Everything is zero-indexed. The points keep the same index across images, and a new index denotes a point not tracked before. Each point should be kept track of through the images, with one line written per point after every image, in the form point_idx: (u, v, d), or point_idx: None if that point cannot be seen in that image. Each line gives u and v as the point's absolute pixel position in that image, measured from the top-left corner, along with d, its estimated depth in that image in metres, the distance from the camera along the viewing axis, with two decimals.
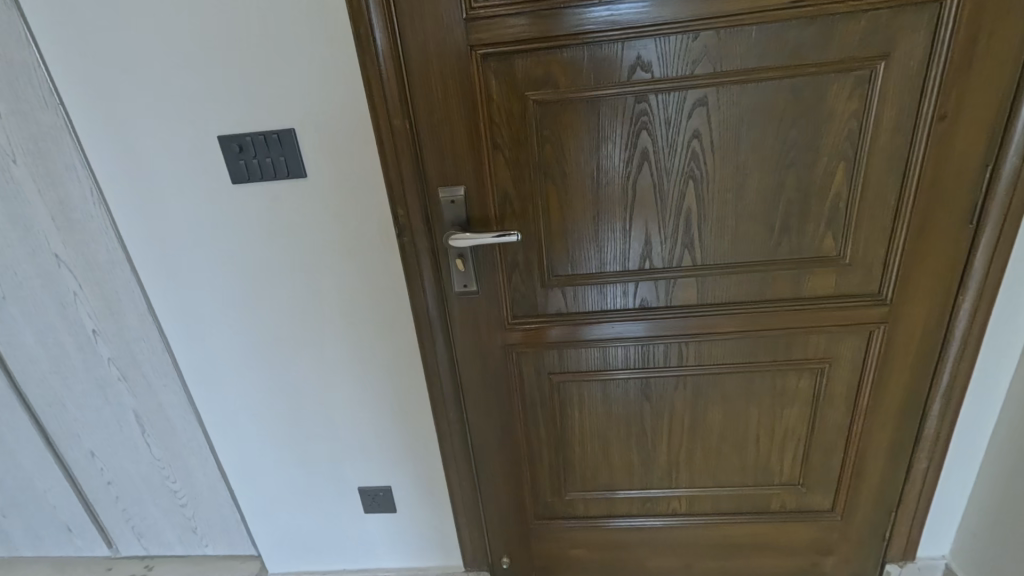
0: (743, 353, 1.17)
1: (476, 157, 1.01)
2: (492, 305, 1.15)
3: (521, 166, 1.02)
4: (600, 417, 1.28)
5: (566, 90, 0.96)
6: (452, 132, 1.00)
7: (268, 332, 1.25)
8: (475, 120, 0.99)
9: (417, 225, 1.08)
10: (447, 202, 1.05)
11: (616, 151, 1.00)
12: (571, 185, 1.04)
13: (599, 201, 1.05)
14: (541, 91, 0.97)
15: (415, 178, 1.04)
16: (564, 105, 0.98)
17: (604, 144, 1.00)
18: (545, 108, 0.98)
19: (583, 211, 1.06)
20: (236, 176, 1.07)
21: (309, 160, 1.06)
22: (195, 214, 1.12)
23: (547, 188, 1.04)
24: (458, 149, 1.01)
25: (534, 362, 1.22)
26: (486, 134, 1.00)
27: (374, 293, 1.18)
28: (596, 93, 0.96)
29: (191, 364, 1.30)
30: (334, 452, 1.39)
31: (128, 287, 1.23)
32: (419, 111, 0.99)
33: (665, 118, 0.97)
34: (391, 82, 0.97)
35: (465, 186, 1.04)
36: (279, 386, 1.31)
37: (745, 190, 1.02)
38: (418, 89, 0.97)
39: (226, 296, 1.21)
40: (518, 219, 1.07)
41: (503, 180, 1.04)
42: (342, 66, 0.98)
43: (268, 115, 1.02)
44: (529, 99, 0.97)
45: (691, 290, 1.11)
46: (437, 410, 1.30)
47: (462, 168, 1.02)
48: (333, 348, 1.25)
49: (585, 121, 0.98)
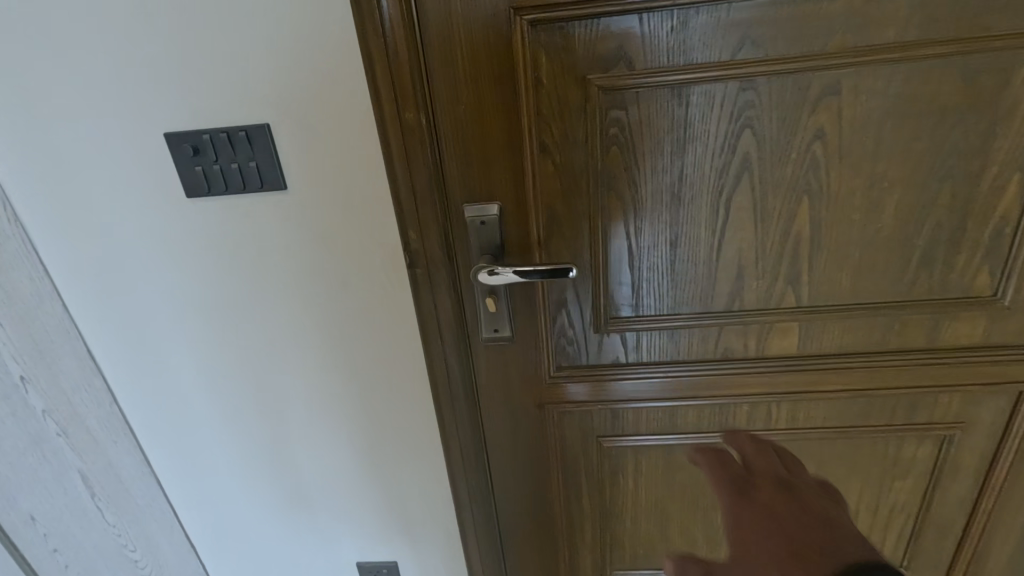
0: (850, 416, 0.91)
1: (516, 164, 0.75)
2: (529, 354, 0.89)
3: (576, 176, 0.76)
4: (659, 486, 1.03)
5: (644, 72, 0.69)
6: (484, 130, 0.73)
7: (246, 380, 1.01)
8: (516, 113, 0.72)
9: (434, 253, 0.80)
10: (475, 223, 0.78)
11: (709, 156, 0.73)
12: (643, 202, 0.77)
13: (679, 223, 0.78)
14: (609, 73, 0.70)
15: (432, 191, 0.76)
16: (639, 93, 0.71)
17: (693, 146, 0.73)
18: (615, 97, 0.71)
19: (656, 237, 0.79)
20: (192, 190, 0.82)
21: (290, 168, 0.80)
22: (145, 237, 0.87)
23: (610, 204, 0.77)
24: (491, 153, 0.74)
25: (580, 425, 0.97)
26: (531, 132, 0.73)
27: (377, 334, 0.93)
28: (685, 77, 0.69)
29: (153, 413, 1.07)
30: (329, 521, 1.16)
31: (62, 326, 0.94)
32: (439, 100, 0.72)
33: (779, 111, 0.70)
34: (401, 58, 0.68)
35: (499, 203, 0.77)
36: (264, 440, 1.07)
37: (878, 211, 0.75)
38: (438, 68, 0.70)
39: (192, 335, 0.96)
40: (568, 246, 0.80)
41: (551, 195, 0.77)
42: (334, 40, 0.72)
43: (236, 106, 0.76)
44: (593, 85, 0.70)
45: (790, 339, 0.85)
46: (455, 480, 1.02)
47: (495, 178, 0.76)
48: (325, 398, 1.01)
49: (669, 115, 0.71)
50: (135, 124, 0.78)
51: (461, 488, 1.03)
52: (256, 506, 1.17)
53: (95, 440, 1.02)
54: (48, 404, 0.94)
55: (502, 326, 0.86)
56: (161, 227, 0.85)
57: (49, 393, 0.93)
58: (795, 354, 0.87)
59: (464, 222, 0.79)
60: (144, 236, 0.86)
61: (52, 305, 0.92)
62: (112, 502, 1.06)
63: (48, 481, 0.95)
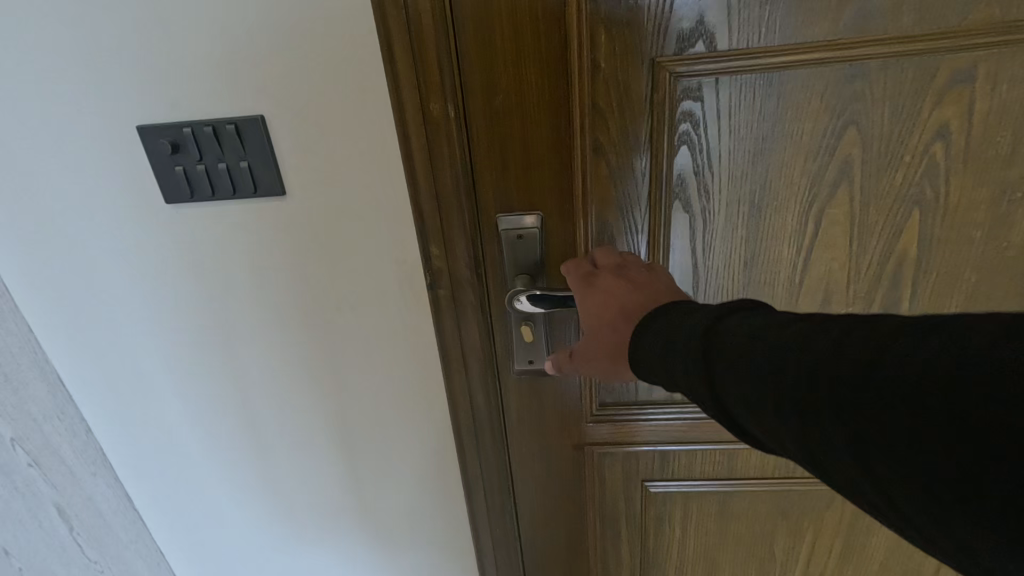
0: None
1: (563, 168, 0.62)
2: (568, 388, 0.78)
3: (634, 182, 0.62)
4: (709, 533, 0.91)
5: (730, 53, 0.55)
6: (527, 126, 0.59)
7: (241, 411, 0.88)
8: (568, 106, 0.58)
9: (460, 272, 0.67)
10: (511, 238, 0.65)
11: (801, 159, 0.60)
12: (715, 214, 0.63)
13: (755, 240, 0.65)
14: (686, 55, 0.56)
15: (461, 199, 0.62)
16: (721, 81, 0.57)
17: (782, 147, 0.59)
18: (690, 85, 0.57)
19: (727, 255, 0.66)
20: (172, 195, 0.69)
21: (288, 170, 0.68)
22: (120, 248, 0.73)
23: (675, 216, 0.64)
24: (534, 155, 0.61)
25: (622, 470, 0.86)
26: (584, 128, 0.59)
27: (390, 360, 0.82)
28: (781, 60, 0.55)
29: (132, 448, 0.93)
30: (332, 566, 1.05)
31: (28, 346, 0.80)
32: (472, 88, 0.58)
33: (895, 105, 0.57)
34: (427, 34, 0.54)
35: (540, 214, 0.64)
36: (258, 476, 0.94)
37: (1003, 229, 0.62)
38: (472, 48, 0.56)
39: (177, 360, 0.83)
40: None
41: (603, 205, 0.64)
42: (345, 16, 0.60)
43: (226, 96, 0.64)
44: (664, 69, 0.56)
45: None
46: (478, 524, 0.89)
47: (537, 183, 0.62)
48: (331, 429, 0.89)
49: (756, 108, 0.58)
50: (106, 113, 0.65)
51: (483, 533, 0.90)
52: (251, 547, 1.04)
53: (71, 471, 0.88)
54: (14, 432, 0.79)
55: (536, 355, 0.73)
56: (142, 234, 0.72)
57: (16, 423, 0.79)
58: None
59: (498, 237, 0.66)
60: (122, 245, 0.73)
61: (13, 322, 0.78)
62: (93, 537, 0.92)
63: (21, 514, 0.83)
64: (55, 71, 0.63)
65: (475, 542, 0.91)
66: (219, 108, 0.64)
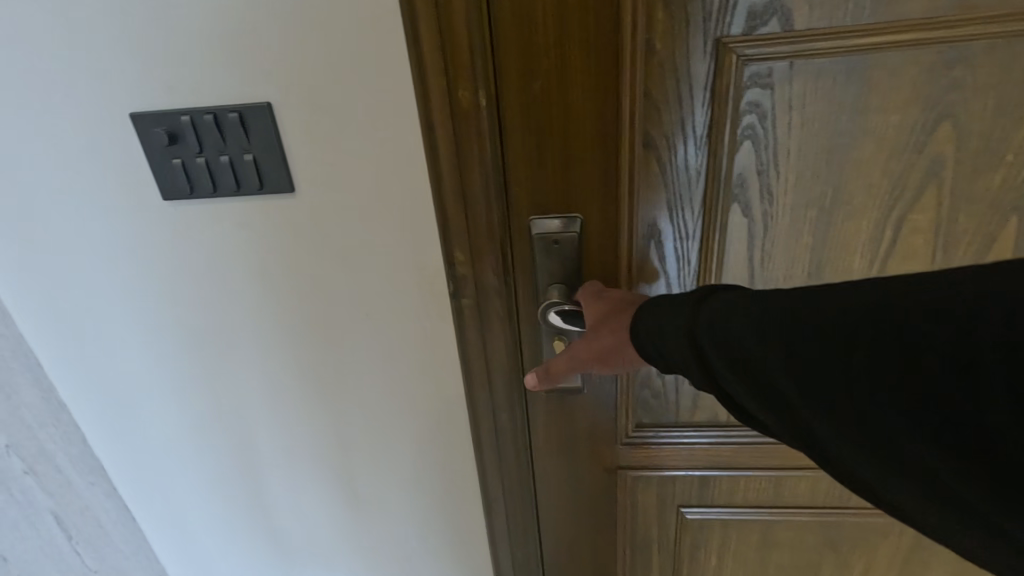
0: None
1: (607, 166, 0.54)
2: (601, 406, 0.71)
3: (687, 182, 0.55)
4: (749, 562, 0.84)
5: (808, 34, 0.48)
6: (568, 117, 0.52)
7: (247, 421, 0.82)
8: (616, 93, 0.51)
9: (487, 280, 0.60)
10: (545, 244, 0.58)
11: (884, 158, 0.52)
12: (779, 219, 0.56)
13: (823, 249, 0.57)
14: (756, 34, 0.48)
15: (490, 199, 0.55)
16: (797, 66, 0.49)
17: (863, 143, 0.52)
18: (760, 71, 0.49)
19: (789, 266, 0.58)
20: (170, 192, 0.63)
21: (296, 164, 0.61)
22: (116, 246, 0.67)
23: (733, 221, 0.56)
24: (574, 150, 0.54)
25: (657, 495, 0.79)
26: (634, 118, 0.52)
27: (407, 371, 0.75)
28: (868, 41, 0.48)
29: (130, 459, 0.86)
30: None
31: (19, 351, 0.74)
32: (506, 72, 0.51)
33: (1000, 96, 0.49)
34: (457, 6, 0.47)
35: (580, 217, 0.57)
36: (264, 489, 0.89)
37: None
38: (507, 26, 0.49)
39: (177, 367, 0.77)
40: (664, 275, 0.60)
41: (650, 207, 0.56)
42: None
43: (231, 81, 0.57)
44: (731, 51, 0.49)
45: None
46: (498, 547, 0.83)
47: (577, 183, 0.55)
48: (342, 443, 0.83)
49: (835, 99, 0.50)
50: (97, 98, 0.58)
51: (503, 556, 0.84)
52: (257, 561, 0.98)
53: (68, 481, 0.83)
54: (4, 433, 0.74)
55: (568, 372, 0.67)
56: (139, 231, 0.66)
57: (8, 428, 0.74)
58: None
59: (530, 241, 0.59)
60: (118, 243, 0.67)
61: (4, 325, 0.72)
62: (91, 545, 0.87)
63: (17, 521, 0.78)
64: (39, 52, 0.56)
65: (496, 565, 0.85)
66: (222, 94, 0.58)
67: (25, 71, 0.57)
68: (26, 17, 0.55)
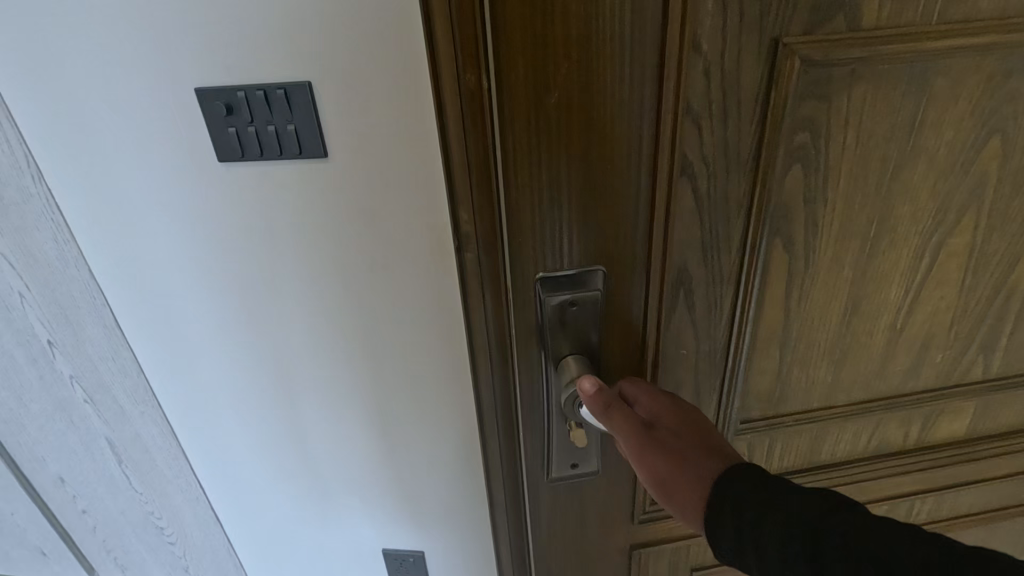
0: (984, 492, 0.81)
1: (639, 195, 0.52)
2: (618, 476, 0.72)
3: (723, 203, 0.54)
4: None
5: (870, 37, 0.47)
6: (588, 149, 0.50)
7: (280, 367, 0.89)
8: (652, 118, 0.48)
9: (489, 270, 0.56)
10: (562, 306, 0.56)
11: (936, 179, 0.53)
12: (821, 249, 0.56)
13: (861, 284, 0.58)
14: (820, 32, 0.47)
15: (504, 237, 0.54)
16: (862, 70, 0.48)
17: (918, 164, 0.53)
18: (820, 77, 0.48)
19: (829, 304, 0.59)
20: (224, 155, 0.68)
21: (332, 136, 0.67)
22: (169, 197, 0.72)
23: (773, 247, 0.56)
24: (597, 185, 0.51)
25: (669, 562, 0.84)
26: (663, 141, 0.49)
27: (426, 325, 0.83)
28: (933, 51, 0.48)
29: (176, 394, 0.94)
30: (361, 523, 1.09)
31: (87, 292, 0.80)
32: (513, 101, 0.47)
33: None
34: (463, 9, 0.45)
35: (601, 268, 0.55)
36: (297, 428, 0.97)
37: None
38: (518, 51, 0.45)
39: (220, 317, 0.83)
40: (691, 320, 0.60)
41: (683, 234, 0.55)
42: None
43: (287, 56, 0.62)
44: (791, 57, 0.48)
45: (943, 424, 0.72)
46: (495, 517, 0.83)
47: (597, 214, 0.53)
48: (371, 399, 0.91)
49: (893, 121, 0.50)
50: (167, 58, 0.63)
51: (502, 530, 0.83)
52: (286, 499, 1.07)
53: (121, 410, 0.91)
54: (72, 365, 0.83)
55: (580, 459, 0.68)
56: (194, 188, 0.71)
57: (74, 359, 0.83)
58: (946, 437, 0.74)
59: (542, 307, 0.57)
60: (175, 196, 0.72)
61: (74, 269, 0.78)
62: (139, 473, 0.97)
63: None
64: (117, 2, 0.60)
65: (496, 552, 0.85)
66: (274, 71, 0.63)
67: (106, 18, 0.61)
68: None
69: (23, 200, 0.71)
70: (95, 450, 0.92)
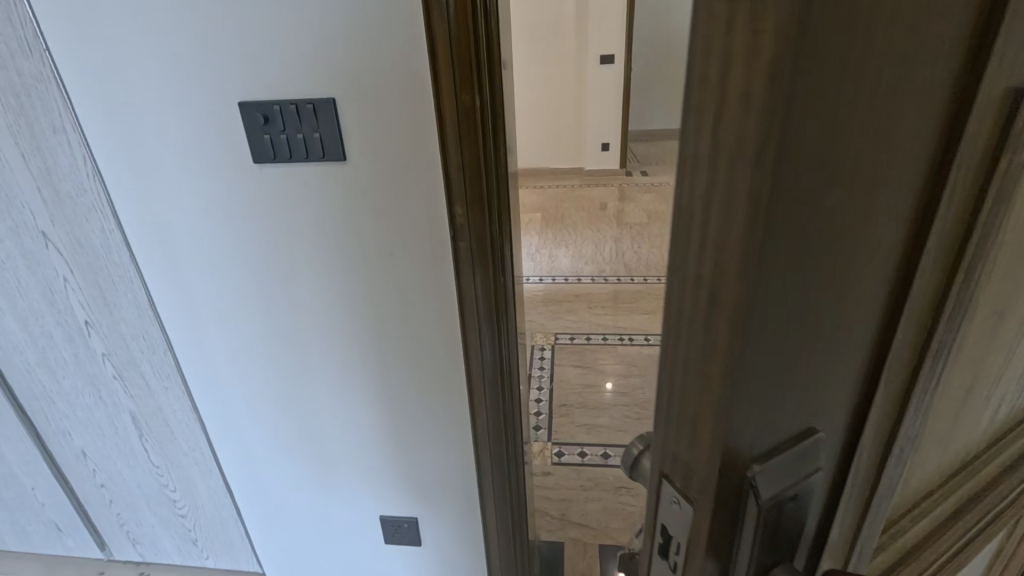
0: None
1: (890, 305, 0.27)
2: None
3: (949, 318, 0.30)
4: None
5: None
6: (866, 220, 0.23)
7: (291, 345, 0.98)
8: (933, 163, 0.24)
9: (479, 247, 0.84)
10: (775, 507, 0.28)
11: None
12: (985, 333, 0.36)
13: (1004, 346, 0.41)
14: None
15: (718, 424, 0.24)
16: None
17: None
18: None
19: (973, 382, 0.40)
20: (259, 156, 0.81)
21: (352, 140, 0.79)
22: (205, 199, 0.85)
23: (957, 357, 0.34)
24: (851, 293, 0.25)
25: None
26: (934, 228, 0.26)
27: (423, 311, 0.92)
28: None
29: (197, 372, 1.02)
30: (356, 497, 1.15)
31: (126, 277, 0.94)
32: (798, 127, 0.19)
33: None
34: (463, 53, 0.71)
35: (818, 432, 0.28)
36: (297, 404, 1.04)
37: None
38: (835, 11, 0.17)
39: (242, 291, 0.93)
40: (870, 481, 0.34)
41: (914, 362, 0.30)
42: (412, 22, 0.71)
43: (311, 78, 0.75)
44: None
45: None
46: (477, 432, 1.01)
47: (827, 365, 0.26)
48: (375, 371, 0.99)
49: None
50: (213, 82, 0.77)
51: (483, 441, 1.02)
52: (286, 467, 1.12)
53: (147, 386, 1.07)
54: (106, 345, 1.04)
55: None
56: (229, 185, 0.84)
57: (108, 339, 1.03)
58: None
59: (746, 526, 0.27)
60: (213, 189, 0.84)
61: (117, 257, 0.93)
62: (155, 443, 1.16)
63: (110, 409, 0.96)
64: (169, 36, 0.74)
65: (477, 465, 1.05)
66: (306, 88, 0.76)
67: (161, 54, 0.75)
68: (173, 25, 0.74)
69: (80, 201, 0.88)
70: (116, 418, 1.14)
